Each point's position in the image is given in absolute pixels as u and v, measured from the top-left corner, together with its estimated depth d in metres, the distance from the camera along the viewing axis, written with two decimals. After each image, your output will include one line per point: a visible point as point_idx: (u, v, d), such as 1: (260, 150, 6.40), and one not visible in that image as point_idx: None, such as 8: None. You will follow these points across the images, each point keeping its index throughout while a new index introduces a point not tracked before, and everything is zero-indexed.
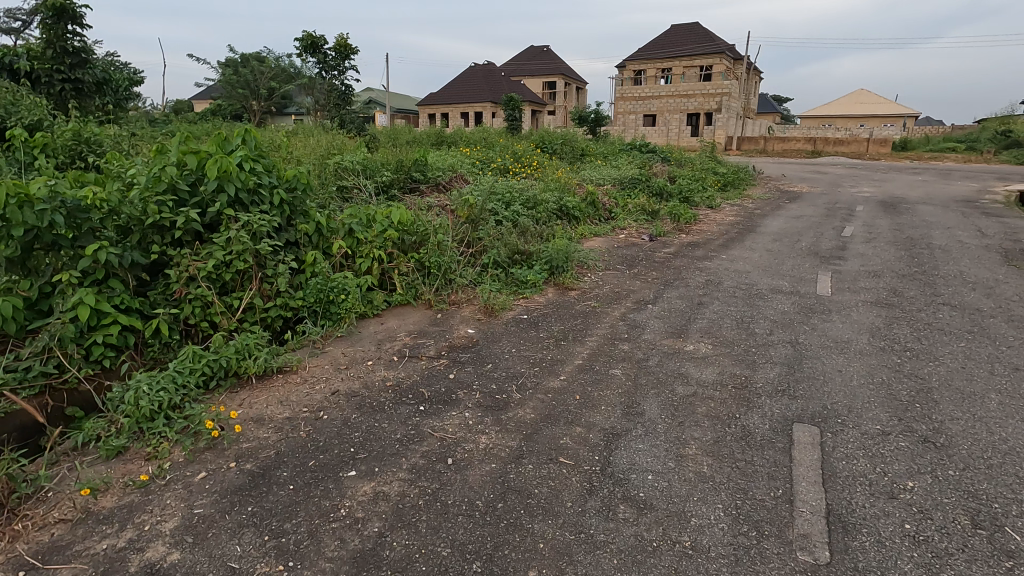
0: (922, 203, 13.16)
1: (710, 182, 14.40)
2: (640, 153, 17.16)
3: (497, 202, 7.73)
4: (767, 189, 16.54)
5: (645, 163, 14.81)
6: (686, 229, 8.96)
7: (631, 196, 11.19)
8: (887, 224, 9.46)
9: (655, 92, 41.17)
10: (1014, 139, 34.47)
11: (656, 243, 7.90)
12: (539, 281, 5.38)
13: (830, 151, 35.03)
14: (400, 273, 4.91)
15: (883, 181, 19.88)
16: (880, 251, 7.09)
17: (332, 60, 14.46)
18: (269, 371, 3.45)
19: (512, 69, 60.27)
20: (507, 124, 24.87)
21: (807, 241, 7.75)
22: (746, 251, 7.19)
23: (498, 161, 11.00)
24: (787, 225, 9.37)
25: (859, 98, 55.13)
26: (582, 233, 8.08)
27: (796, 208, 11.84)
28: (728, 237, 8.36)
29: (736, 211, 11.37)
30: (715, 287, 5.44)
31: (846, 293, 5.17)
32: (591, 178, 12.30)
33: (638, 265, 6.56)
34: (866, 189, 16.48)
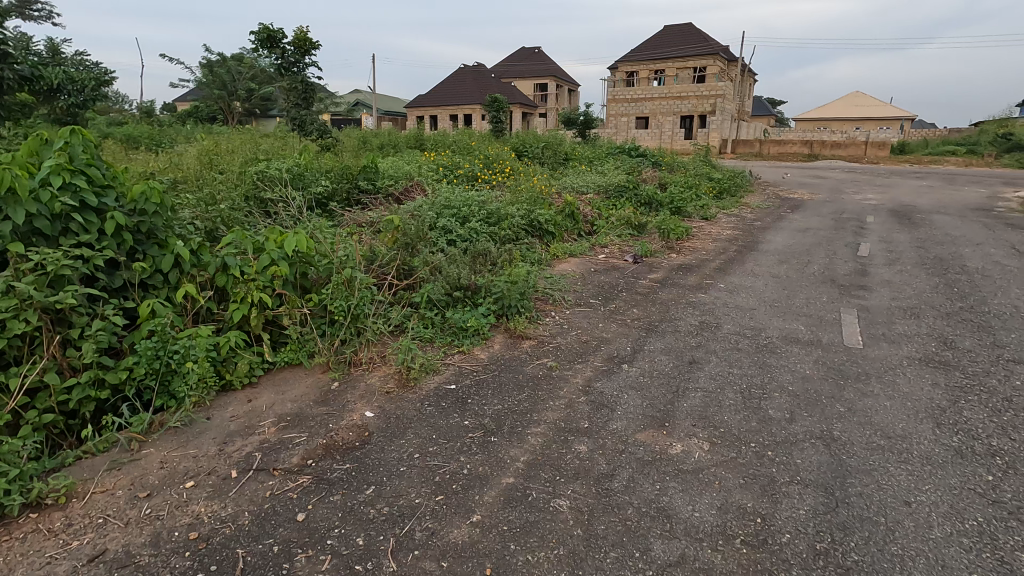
0: (936, 213, 12.00)
1: (704, 189, 13.24)
2: (629, 158, 15.95)
3: (451, 217, 6.50)
4: (765, 196, 15.42)
5: (634, 169, 13.64)
6: (676, 245, 7.76)
7: (616, 207, 10.02)
8: (904, 239, 8.29)
9: (647, 94, 40.12)
10: (1016, 142, 33.54)
11: (641, 265, 6.69)
12: (483, 325, 4.16)
13: (827, 154, 34.00)
14: (289, 324, 3.65)
15: (887, 186, 18.80)
16: (908, 278, 5.91)
17: (291, 55, 13.19)
18: (8, 512, 2.18)
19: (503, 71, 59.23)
20: (491, 126, 23.70)
21: (819, 264, 6.56)
22: (747, 277, 6.00)
23: (468, 165, 9.81)
24: (792, 241, 8.19)
25: (855, 100, 54.29)
26: (555, 253, 6.89)
27: (799, 219, 10.68)
28: (725, 257, 7.17)
29: (733, 223, 10.18)
30: (711, 334, 4.22)
31: (883, 345, 3.97)
32: (572, 185, 11.12)
33: (616, 297, 5.33)
34: (871, 197, 15.39)
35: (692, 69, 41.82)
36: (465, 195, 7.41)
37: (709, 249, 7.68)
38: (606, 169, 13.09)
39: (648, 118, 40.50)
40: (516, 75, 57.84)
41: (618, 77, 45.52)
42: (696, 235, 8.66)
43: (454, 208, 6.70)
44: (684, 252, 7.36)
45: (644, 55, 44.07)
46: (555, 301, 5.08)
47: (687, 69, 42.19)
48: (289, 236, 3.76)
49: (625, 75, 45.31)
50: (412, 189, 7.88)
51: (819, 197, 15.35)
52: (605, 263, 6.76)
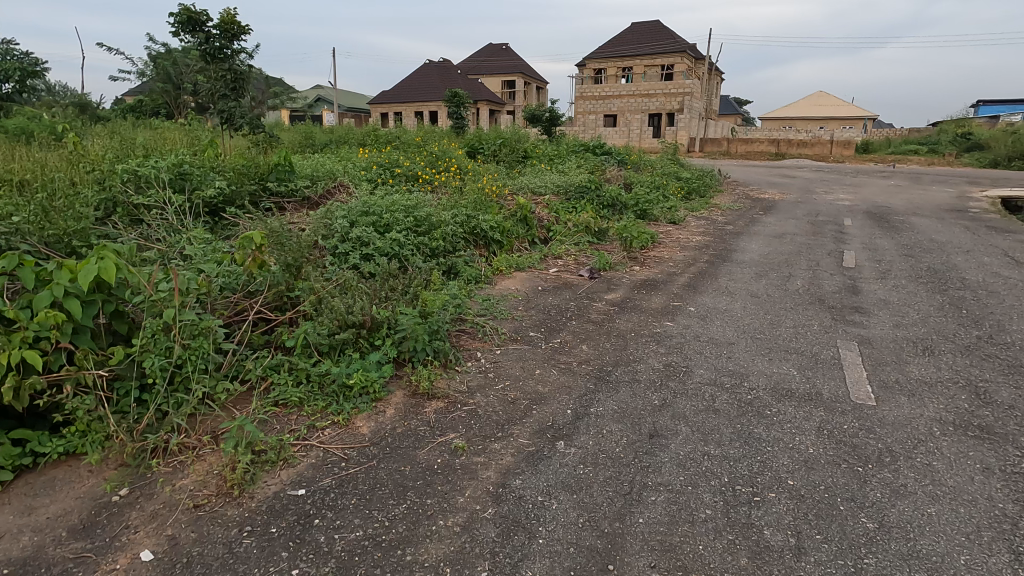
0: (913, 215, 11.39)
1: (672, 189, 12.40)
2: (593, 156, 15.01)
3: (370, 226, 5.38)
4: (734, 196, 14.70)
5: (598, 167, 12.71)
6: (640, 255, 6.82)
7: (575, 211, 9.07)
8: (889, 246, 7.50)
9: (615, 91, 39.46)
10: (976, 142, 33.95)
11: (598, 281, 5.69)
12: (375, 382, 3.08)
13: (793, 153, 33.87)
14: (69, 398, 2.46)
15: (857, 185, 18.34)
16: (906, 296, 5.05)
17: (217, 40, 11.77)
18: None
19: (470, 67, 58.04)
20: (452, 122, 22.56)
21: (803, 278, 5.67)
22: (721, 296, 5.06)
23: (409, 162, 8.71)
24: (768, 249, 7.31)
25: (819, 100, 54.82)
26: (497, 268, 5.89)
27: (771, 222, 9.88)
28: (695, 269, 6.24)
29: (704, 228, 9.30)
30: (680, 386, 3.23)
31: (902, 399, 3.03)
32: (529, 185, 10.12)
33: (565, 326, 4.30)
34: (843, 197, 14.82)
35: (659, 67, 41.34)
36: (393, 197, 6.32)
37: (677, 259, 6.76)
38: (567, 167, 12.12)
39: (616, 116, 39.89)
40: (483, 71, 56.63)
41: (586, 75, 44.78)
42: (663, 242, 7.74)
43: (375, 212, 5.58)
44: (649, 264, 6.41)
45: (612, 52, 43.38)
46: (484, 334, 4.02)
47: (655, 67, 41.70)
48: (90, 259, 2.56)
49: (593, 72, 44.59)
50: (338, 187, 7.03)
51: (790, 198, 14.70)
52: (556, 279, 5.73)
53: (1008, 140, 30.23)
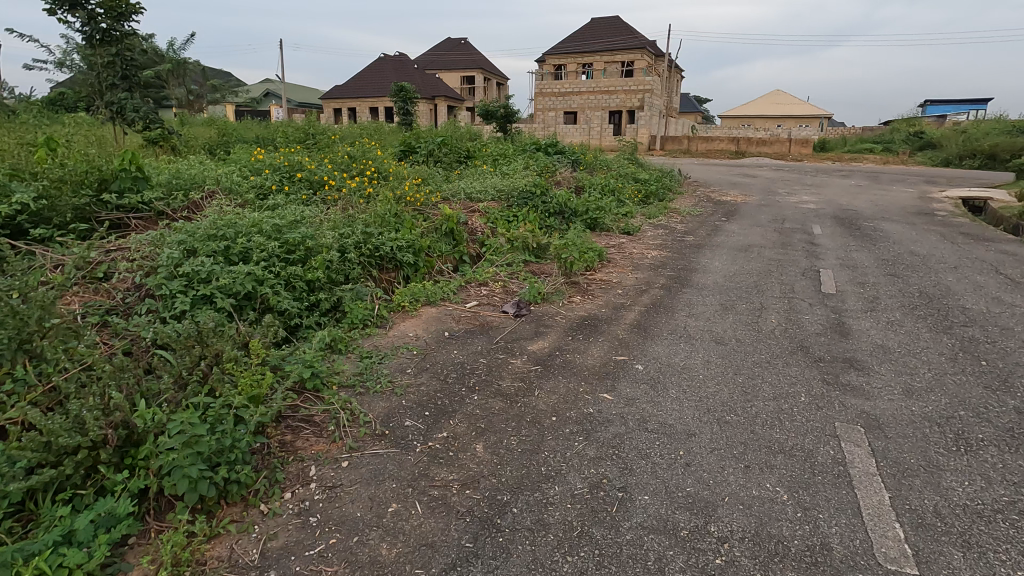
0: (881, 220, 10.64)
1: (628, 192, 11.36)
2: (544, 155, 13.84)
3: (215, 255, 4.02)
4: (694, 199, 13.80)
5: (547, 168, 11.57)
6: (583, 279, 5.67)
7: (514, 222, 7.90)
8: (867, 261, 6.57)
9: (575, 88, 38.53)
10: (928, 141, 34.35)
11: (526, 320, 4.49)
12: (79, 565, 1.77)
13: (753, 152, 33.61)
14: None
15: (818, 186, 17.76)
16: (905, 339, 4.02)
17: (101, 20, 10.01)
18: None
19: (428, 62, 56.36)
20: (400, 119, 21.15)
21: (777, 313, 4.60)
22: (678, 344, 3.92)
23: (318, 164, 7.37)
24: (733, 267, 6.26)
25: (776, 99, 55.30)
26: (395, 305, 4.63)
27: (734, 230, 8.91)
28: (649, 298, 5.11)
29: (661, 239, 8.25)
30: (610, 538, 2.03)
31: (955, 561, 1.92)
32: (465, 190, 8.90)
33: (461, 403, 3.06)
34: (806, 199, 14.12)
35: (620, 64, 40.77)
36: (266, 213, 4.98)
37: (627, 284, 5.62)
38: (512, 168, 10.89)
39: (577, 113, 38.99)
40: (440, 66, 54.95)
41: (545, 70, 43.76)
42: (613, 260, 6.64)
43: (227, 235, 4.23)
44: (592, 292, 5.26)
45: (571, 48, 42.48)
46: (333, 427, 2.75)
47: (615, 63, 41.01)
48: None
49: (552, 68, 43.59)
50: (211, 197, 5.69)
51: (752, 200, 13.89)
52: (473, 317, 4.51)
53: (959, 139, 30.58)
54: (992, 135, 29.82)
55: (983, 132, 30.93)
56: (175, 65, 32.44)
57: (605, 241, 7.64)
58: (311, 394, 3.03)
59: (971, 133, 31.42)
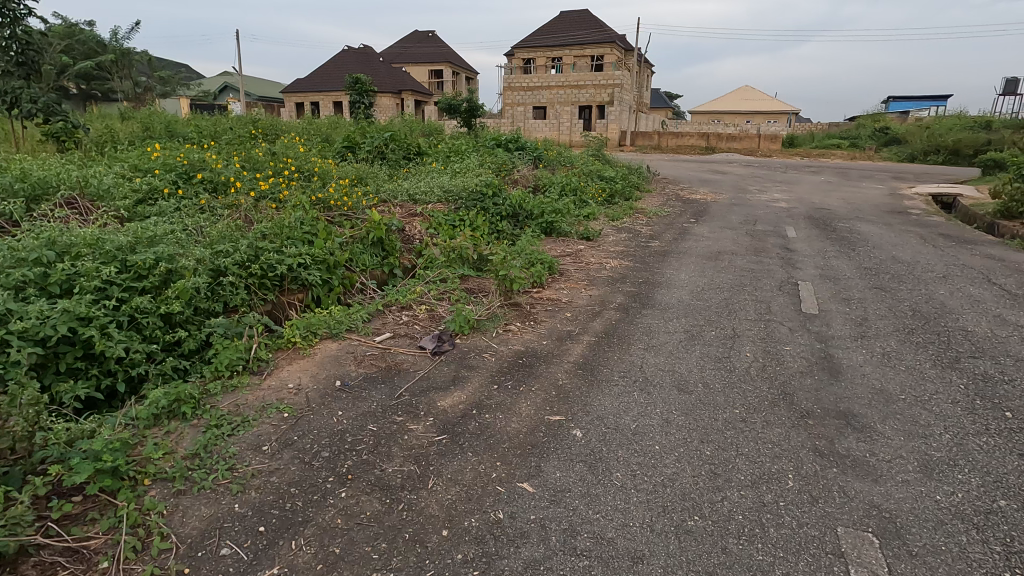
0: (856, 219, 10.10)
1: (591, 192, 10.62)
2: (504, 152, 12.98)
3: (22, 287, 3.06)
4: (662, 197, 13.15)
5: (505, 165, 10.72)
6: (527, 299, 4.83)
7: (459, 228, 7.06)
8: (849, 271, 5.87)
9: (545, 82, 37.75)
10: (893, 136, 34.56)
11: (448, 358, 3.61)
12: None
13: (723, 147, 33.34)
14: None
15: (789, 182, 17.32)
16: (909, 380, 3.26)
17: None
18: None
19: (395, 56, 55.04)
20: (357, 113, 20.10)
21: (752, 344, 3.81)
22: (630, 393, 3.09)
23: (227, 161, 6.39)
24: (701, 281, 5.49)
25: (745, 95, 55.49)
26: (283, 341, 3.72)
27: (703, 234, 8.18)
28: (601, 323, 4.29)
29: (623, 244, 7.47)
30: None
31: None
32: (408, 192, 8.05)
33: (319, 506, 2.18)
34: (776, 197, 13.60)
35: (589, 58, 40.35)
36: (124, 226, 4.01)
37: (579, 303, 4.80)
38: (464, 166, 10.00)
39: (546, 108, 38.23)
40: (408, 59, 53.55)
41: (514, 64, 42.87)
42: (565, 272, 5.83)
43: (46, 259, 3.26)
44: (535, 317, 4.42)
45: (540, 42, 41.77)
46: (102, 567, 1.87)
47: (585, 58, 40.43)
48: None
49: (521, 62, 42.73)
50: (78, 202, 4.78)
51: (722, 199, 13.30)
52: (380, 356, 3.61)
53: (923, 135, 30.74)
54: (955, 131, 30.03)
55: (946, 128, 31.16)
56: (119, 56, 30.54)
57: (560, 250, 6.82)
58: (101, 499, 2.16)
59: (935, 128, 31.65)
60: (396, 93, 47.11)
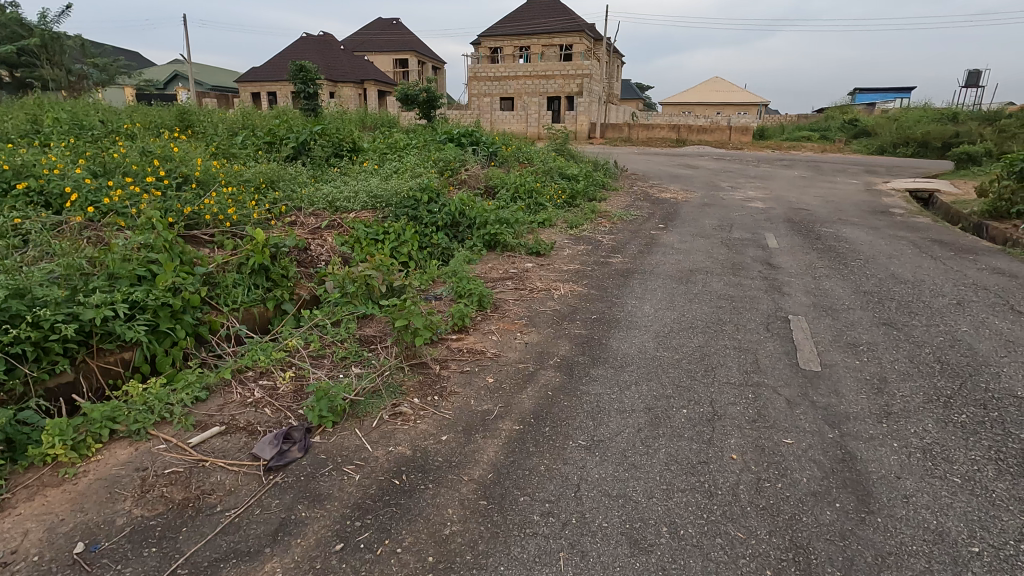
0: (838, 222, 9.17)
1: (547, 194, 9.50)
2: (456, 147, 11.73)
3: None
4: (629, 197, 12.08)
5: (450, 162, 9.51)
6: (440, 353, 3.62)
7: (380, 246, 5.94)
8: (847, 298, 4.83)
9: (512, 72, 36.42)
10: (862, 128, 34.21)
11: (291, 477, 2.39)
12: None
13: (693, 140, 32.56)
14: None
15: (762, 178, 16.45)
16: (975, 508, 2.18)
17: None
18: None
19: (357, 44, 52.91)
20: (302, 104, 18.56)
21: (739, 436, 2.69)
22: (554, 560, 1.93)
23: (73, 162, 5.05)
24: (670, 317, 4.37)
25: (715, 86, 54.99)
26: (39, 453, 2.42)
27: (673, 245, 7.09)
28: (533, 395, 3.12)
29: (579, 260, 6.33)
30: None
31: None
32: (327, 203, 6.94)
33: None
34: (750, 195, 12.66)
35: (558, 47, 39.20)
36: None
37: (509, 358, 3.62)
38: (402, 165, 8.76)
39: (513, 99, 36.92)
40: (370, 48, 51.49)
41: (480, 53, 41.38)
42: (502, 303, 4.66)
43: None
44: (443, 386, 3.22)
45: (506, 30, 40.41)
46: None
47: (553, 47, 39.24)
48: None
49: (488, 51, 41.28)
50: None
51: (694, 197, 12.30)
52: (186, 479, 2.36)
53: (893, 127, 30.40)
54: (923, 123, 29.83)
55: (914, 120, 30.97)
56: (48, 40, 28.01)
57: (501, 273, 5.64)
58: None
59: (904, 120, 31.43)
60: (358, 83, 45.21)
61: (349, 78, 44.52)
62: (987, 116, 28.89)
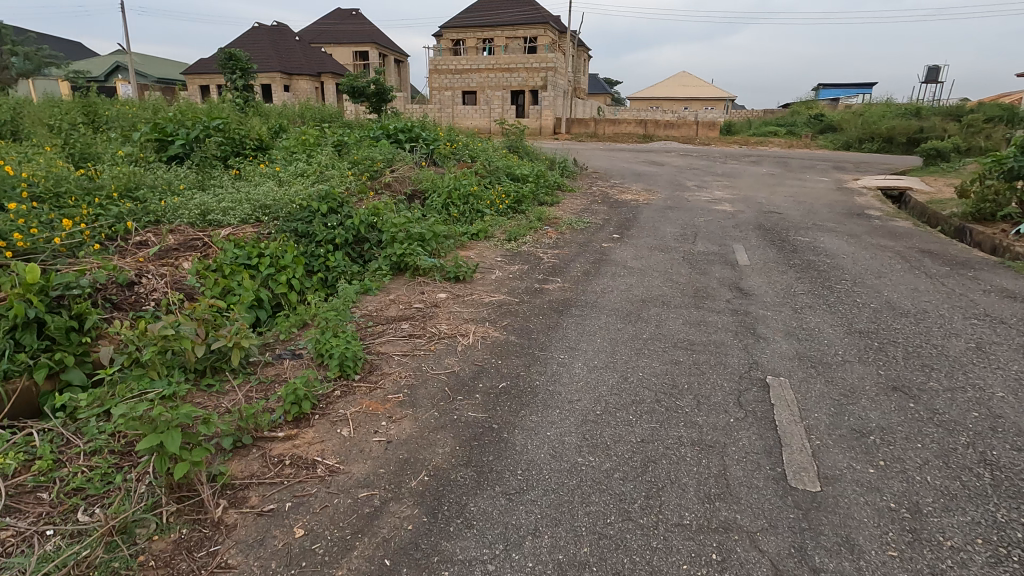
0: (814, 229, 8.16)
1: (487, 200, 8.27)
2: (389, 145, 10.38)
3: None
4: (587, 199, 10.94)
5: (374, 165, 8.20)
6: (242, 471, 2.35)
7: (247, 276, 4.63)
8: (839, 344, 3.71)
9: (474, 64, 35.00)
10: (828, 123, 33.82)
11: None
12: None
13: (660, 135, 31.71)
14: None
15: (730, 176, 15.52)
16: None
17: None
18: None
19: (315, 35, 50.72)
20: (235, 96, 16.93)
21: None
22: None
23: None
24: (607, 383, 3.16)
25: (682, 81, 54.43)
26: None
27: (625, 263, 5.92)
28: (356, 570, 1.87)
29: (508, 286, 5.11)
30: None
31: None
32: (197, 216, 5.58)
33: None
34: (717, 195, 11.66)
35: (522, 40, 37.94)
36: None
37: (352, 474, 2.37)
38: (311, 166, 7.41)
39: (476, 92, 35.51)
40: (328, 39, 49.36)
41: (441, 45, 39.82)
42: (381, 364, 3.40)
43: None
44: (213, 551, 1.94)
45: (469, 21, 38.97)
46: None
47: (517, 39, 38.00)
48: None
49: (449, 43, 39.73)
50: None
51: (657, 199, 11.22)
52: None
53: (858, 122, 30.01)
54: (887, 118, 29.62)
55: (878, 116, 30.74)
56: None
57: (402, 311, 4.37)
58: None
59: (868, 116, 31.19)
60: (313, 76, 43.17)
61: (303, 70, 42.41)
62: (948, 112, 28.81)
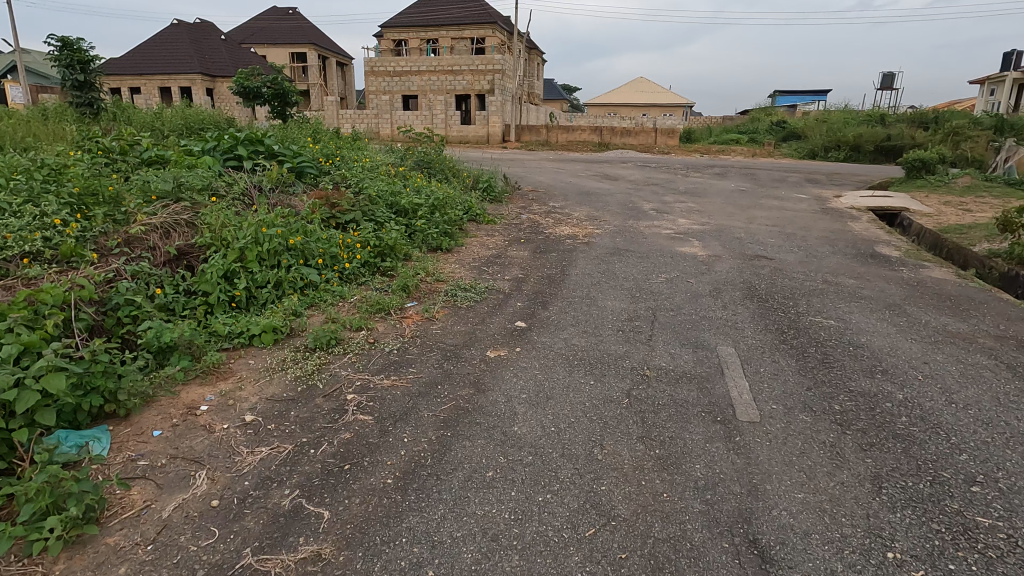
0: (830, 293, 5.32)
1: (320, 260, 5.09)
2: (215, 164, 7.10)
3: None
4: (507, 237, 7.88)
5: (133, 211, 4.97)
6: None
7: None
8: None
9: (415, 65, 31.67)
10: (791, 130, 31.92)
11: None
12: None
13: (617, 143, 29.07)
14: None
15: (695, 195, 12.81)
16: None
17: None
18: None
19: (246, 33, 46.50)
20: (74, 97, 13.28)
21: None
22: None
23: None
24: None
25: (639, 86, 52.38)
26: None
27: (507, 427, 2.84)
28: None
29: (167, 563, 1.95)
30: None
31: None
32: None
33: None
34: (682, 226, 8.81)
35: (469, 40, 34.94)
36: None
37: None
38: None
39: (417, 96, 32.25)
40: (261, 38, 45.25)
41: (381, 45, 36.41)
42: None
43: None
44: None
45: (411, 19, 35.72)
46: None
47: (463, 40, 35.01)
48: None
49: (390, 43, 36.39)
50: None
51: (602, 234, 8.27)
52: None
53: (824, 129, 28.13)
54: (852, 125, 27.74)
55: (843, 123, 28.89)
56: None
57: None
58: None
59: (833, 123, 29.36)
60: None
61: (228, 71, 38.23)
62: (914, 120, 27.19)
